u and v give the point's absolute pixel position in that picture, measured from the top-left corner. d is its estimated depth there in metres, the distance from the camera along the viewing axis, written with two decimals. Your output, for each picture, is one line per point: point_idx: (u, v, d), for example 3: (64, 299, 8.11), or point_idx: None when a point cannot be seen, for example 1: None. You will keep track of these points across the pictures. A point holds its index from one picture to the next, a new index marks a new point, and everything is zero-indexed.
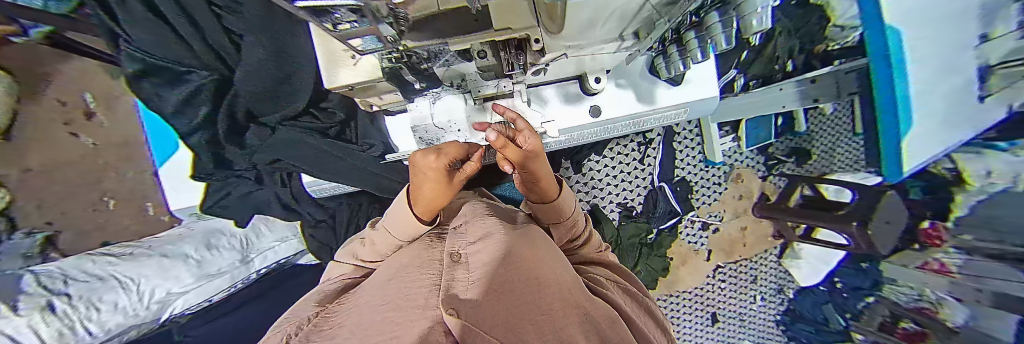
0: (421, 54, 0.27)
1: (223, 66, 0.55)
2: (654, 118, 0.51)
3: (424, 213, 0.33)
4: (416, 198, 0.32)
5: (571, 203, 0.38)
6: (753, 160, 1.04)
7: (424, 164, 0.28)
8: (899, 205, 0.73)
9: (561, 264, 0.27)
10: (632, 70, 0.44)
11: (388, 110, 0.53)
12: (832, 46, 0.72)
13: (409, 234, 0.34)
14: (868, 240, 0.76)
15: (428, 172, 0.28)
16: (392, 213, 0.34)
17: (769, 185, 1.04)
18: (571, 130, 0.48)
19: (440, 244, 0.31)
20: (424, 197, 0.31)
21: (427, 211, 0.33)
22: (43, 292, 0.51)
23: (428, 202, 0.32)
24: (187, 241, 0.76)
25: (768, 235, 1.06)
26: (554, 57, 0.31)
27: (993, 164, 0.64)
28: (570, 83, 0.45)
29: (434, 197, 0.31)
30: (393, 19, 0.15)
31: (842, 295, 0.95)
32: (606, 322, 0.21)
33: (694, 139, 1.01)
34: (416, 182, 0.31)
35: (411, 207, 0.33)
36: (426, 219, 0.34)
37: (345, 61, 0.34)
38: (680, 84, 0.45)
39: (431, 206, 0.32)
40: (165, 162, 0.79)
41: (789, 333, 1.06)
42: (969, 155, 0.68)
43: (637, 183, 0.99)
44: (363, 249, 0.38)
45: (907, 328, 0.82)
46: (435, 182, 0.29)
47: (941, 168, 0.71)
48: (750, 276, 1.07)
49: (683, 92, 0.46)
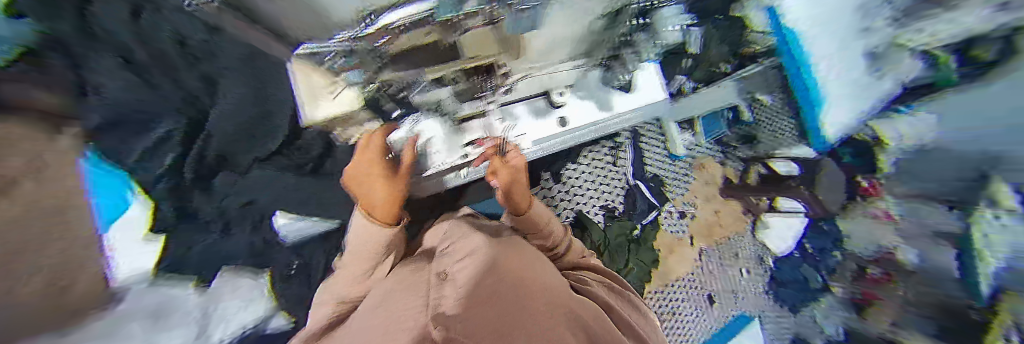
0: (397, 83, 0.30)
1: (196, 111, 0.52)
2: (613, 123, 0.55)
3: (385, 217, 0.32)
4: (372, 202, 0.32)
5: (547, 214, 0.38)
6: (711, 151, 1.08)
7: (366, 160, 0.34)
8: (838, 175, 0.85)
9: (547, 270, 0.28)
10: (589, 82, 0.47)
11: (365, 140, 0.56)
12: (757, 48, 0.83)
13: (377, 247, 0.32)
14: (822, 205, 0.88)
15: (373, 164, 0.33)
16: (354, 235, 0.33)
17: (730, 170, 1.07)
18: (543, 141, 0.48)
19: (428, 267, 0.31)
20: (376, 197, 0.32)
21: (386, 213, 0.32)
22: None
23: (384, 203, 0.32)
24: None
25: (741, 214, 1.08)
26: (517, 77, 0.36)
27: (901, 127, 0.73)
28: (537, 99, 0.46)
29: (388, 197, 0.32)
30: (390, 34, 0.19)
31: None
32: (593, 319, 0.21)
33: (658, 138, 1.06)
34: (364, 183, 0.33)
35: (369, 213, 0.32)
36: (389, 222, 0.32)
37: (324, 96, 0.38)
38: (631, 90, 0.50)
39: (385, 206, 0.32)
40: None
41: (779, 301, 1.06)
42: (883, 121, 0.76)
43: (614, 184, 1.02)
44: (343, 284, 0.35)
45: None
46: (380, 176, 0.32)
47: (863, 135, 0.80)
48: (732, 254, 1.09)
49: (635, 97, 0.51)
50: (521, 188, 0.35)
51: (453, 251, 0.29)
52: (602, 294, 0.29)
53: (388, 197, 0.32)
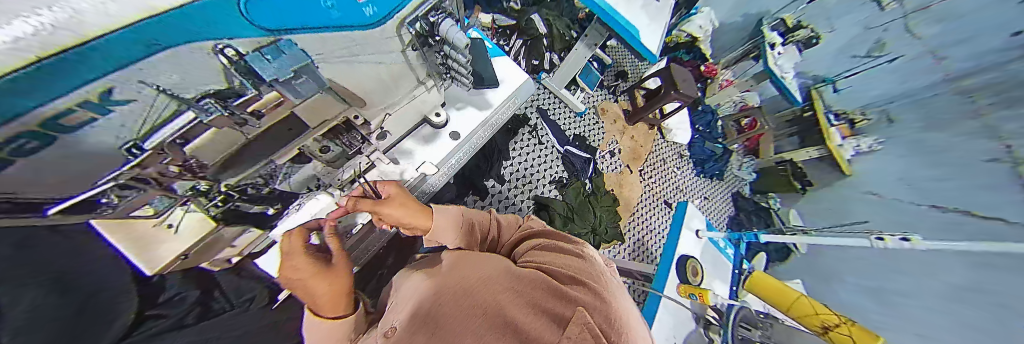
0: (258, 182, 0.35)
1: None
2: (501, 116, 0.64)
3: (331, 310, 0.27)
4: (314, 301, 0.27)
5: (466, 212, 0.37)
6: (604, 96, 1.23)
7: (290, 266, 0.27)
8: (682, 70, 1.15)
9: (494, 260, 0.28)
10: (456, 95, 0.58)
11: (249, 253, 0.49)
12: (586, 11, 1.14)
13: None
14: None
15: (298, 266, 0.27)
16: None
17: (624, 103, 1.26)
18: (447, 159, 0.55)
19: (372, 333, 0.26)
20: (317, 295, 0.26)
21: (334, 307, 0.27)
22: None
23: (328, 296, 0.26)
24: None
25: (647, 130, 1.23)
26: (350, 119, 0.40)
27: None
28: (419, 128, 0.55)
29: (332, 288, 0.27)
30: (238, 127, 0.25)
31: (707, 133, 1.24)
32: (540, 287, 0.22)
33: (560, 106, 1.14)
34: (299, 289, 0.27)
35: (315, 315, 0.27)
36: (342, 315, 0.27)
37: (161, 235, 0.34)
38: (496, 84, 0.59)
39: (332, 297, 0.27)
40: None
41: (709, 174, 1.25)
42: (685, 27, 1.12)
43: (548, 157, 1.04)
44: None
45: (748, 122, 1.17)
46: (311, 269, 0.26)
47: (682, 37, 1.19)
48: (662, 163, 1.20)
49: (502, 88, 0.61)
50: (413, 208, 0.33)
51: (401, 299, 0.28)
52: (552, 250, 0.31)
53: (332, 287, 0.27)
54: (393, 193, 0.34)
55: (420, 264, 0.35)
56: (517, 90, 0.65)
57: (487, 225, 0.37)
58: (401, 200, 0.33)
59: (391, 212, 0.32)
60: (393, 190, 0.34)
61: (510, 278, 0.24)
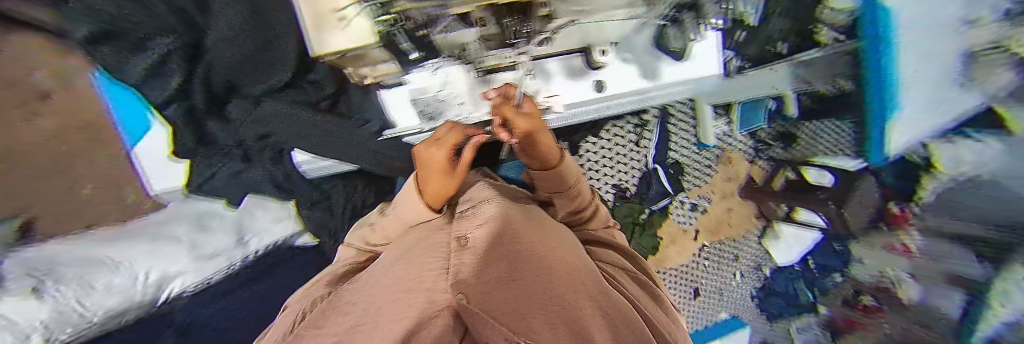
0: (416, 20, 0.27)
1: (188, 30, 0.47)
2: (660, 95, 0.61)
3: (434, 202, 0.32)
4: (426, 189, 0.32)
5: (573, 173, 0.42)
6: (742, 143, 1.08)
7: (426, 156, 0.31)
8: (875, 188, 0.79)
9: (572, 253, 0.31)
10: (636, 45, 0.50)
11: (382, 80, 0.50)
12: (820, 28, 0.72)
13: (417, 219, 0.33)
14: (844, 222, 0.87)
15: (432, 160, 0.30)
16: (403, 203, 0.34)
17: (758, 169, 1.09)
18: (580, 102, 0.53)
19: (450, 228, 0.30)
20: (432, 188, 0.32)
21: (435, 199, 0.32)
22: (30, 276, 0.53)
23: (437, 192, 0.32)
24: (178, 223, 0.79)
25: (751, 217, 1.15)
26: (561, 25, 0.30)
27: (962, 153, 0.63)
28: (574, 57, 0.50)
29: (442, 189, 0.32)
30: None
31: (813, 273, 1.02)
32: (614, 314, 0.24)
33: (688, 121, 1.04)
34: (422, 175, 0.32)
35: (421, 197, 0.32)
36: (438, 207, 0.33)
37: (332, 22, 0.30)
38: (682, 60, 0.54)
39: (439, 195, 0.32)
40: (141, 139, 0.74)
41: (762, 305, 1.17)
42: (945, 144, 0.66)
43: (632, 166, 1.06)
44: (372, 235, 0.37)
45: (868, 304, 0.84)
46: (439, 168, 0.30)
47: (915, 156, 0.71)
48: (731, 256, 1.17)
49: (683, 68, 0.56)
50: (544, 140, 0.36)
51: (475, 215, 0.30)
52: (618, 278, 0.35)
53: (448, 188, 0.32)
54: (534, 111, 0.35)
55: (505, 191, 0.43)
56: (698, 78, 0.59)
57: (583, 205, 0.44)
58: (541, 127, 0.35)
59: (531, 139, 0.34)
60: (533, 110, 0.36)
61: (588, 287, 0.26)
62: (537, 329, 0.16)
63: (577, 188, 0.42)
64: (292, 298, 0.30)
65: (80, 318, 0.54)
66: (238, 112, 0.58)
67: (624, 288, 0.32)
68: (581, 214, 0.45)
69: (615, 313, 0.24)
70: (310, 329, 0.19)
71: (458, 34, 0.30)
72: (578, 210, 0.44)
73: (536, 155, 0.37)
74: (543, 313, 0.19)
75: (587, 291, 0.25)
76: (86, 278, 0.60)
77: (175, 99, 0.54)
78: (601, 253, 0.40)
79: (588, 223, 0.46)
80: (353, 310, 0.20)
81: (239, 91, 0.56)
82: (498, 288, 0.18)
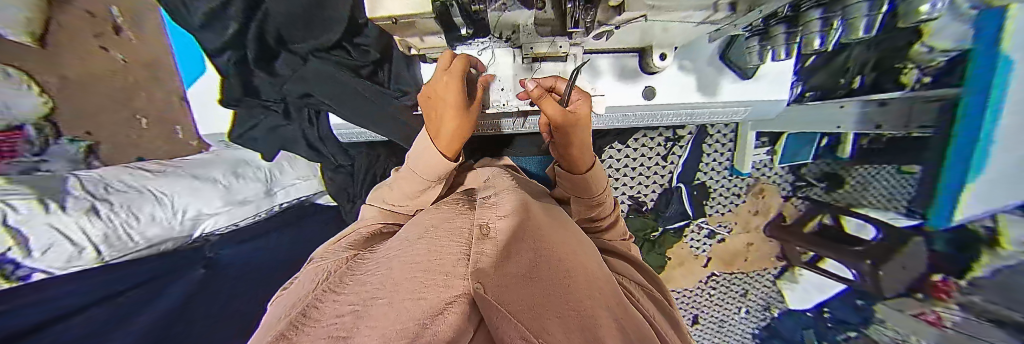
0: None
1: None
2: (709, 112, 0.59)
3: (448, 151, 0.32)
4: (438, 132, 0.31)
5: (601, 181, 0.40)
6: (781, 177, 1.00)
7: (439, 88, 0.31)
8: (922, 252, 0.69)
9: (594, 260, 0.29)
10: (699, 55, 0.50)
11: (426, 55, 0.50)
12: (909, 69, 0.63)
13: (436, 174, 0.33)
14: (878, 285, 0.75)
15: (446, 94, 0.30)
16: (417, 161, 0.33)
17: (790, 206, 1.02)
18: (626, 105, 0.53)
19: (470, 213, 0.30)
20: (445, 129, 0.31)
21: (449, 146, 0.32)
22: (87, 195, 0.59)
23: (450, 137, 0.31)
24: (215, 167, 0.83)
25: (773, 255, 1.08)
26: (627, 20, 0.28)
27: None
28: (628, 57, 0.50)
29: (457, 132, 0.31)
30: None
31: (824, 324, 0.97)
32: (635, 333, 0.22)
33: (726, 144, 0.97)
34: (438, 112, 0.31)
35: (433, 142, 0.32)
36: (451, 157, 0.32)
37: None
38: (748, 78, 0.52)
39: (452, 140, 0.31)
40: (194, 82, 0.79)
41: None
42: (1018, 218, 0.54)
43: (655, 180, 1.01)
44: (392, 199, 0.38)
45: None
46: (454, 105, 0.30)
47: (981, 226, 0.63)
48: (740, 290, 1.13)
49: (746, 86, 0.53)
50: (580, 141, 0.34)
51: (498, 204, 0.28)
52: (635, 293, 0.33)
53: (460, 132, 0.31)
54: (581, 112, 0.32)
55: (525, 184, 0.42)
56: (759, 98, 0.55)
57: (604, 214, 0.42)
58: (583, 129, 0.33)
59: (570, 133, 0.32)
60: (581, 111, 0.32)
61: (608, 297, 0.24)
62: (553, 331, 0.15)
63: (602, 196, 0.41)
64: (310, 256, 0.30)
65: (121, 243, 0.60)
66: (284, 67, 0.61)
67: (642, 308, 0.30)
68: (601, 221, 0.43)
69: (634, 332, 0.22)
70: (328, 294, 0.18)
71: (514, 14, 0.28)
72: (596, 218, 0.42)
73: (568, 155, 0.35)
74: (559, 317, 0.18)
75: (606, 303, 0.24)
76: (133, 205, 0.64)
77: (229, 47, 0.56)
78: (620, 266, 0.38)
79: (608, 232, 0.44)
80: (371, 281, 0.20)
81: (289, 47, 0.59)
82: (518, 284, 0.17)
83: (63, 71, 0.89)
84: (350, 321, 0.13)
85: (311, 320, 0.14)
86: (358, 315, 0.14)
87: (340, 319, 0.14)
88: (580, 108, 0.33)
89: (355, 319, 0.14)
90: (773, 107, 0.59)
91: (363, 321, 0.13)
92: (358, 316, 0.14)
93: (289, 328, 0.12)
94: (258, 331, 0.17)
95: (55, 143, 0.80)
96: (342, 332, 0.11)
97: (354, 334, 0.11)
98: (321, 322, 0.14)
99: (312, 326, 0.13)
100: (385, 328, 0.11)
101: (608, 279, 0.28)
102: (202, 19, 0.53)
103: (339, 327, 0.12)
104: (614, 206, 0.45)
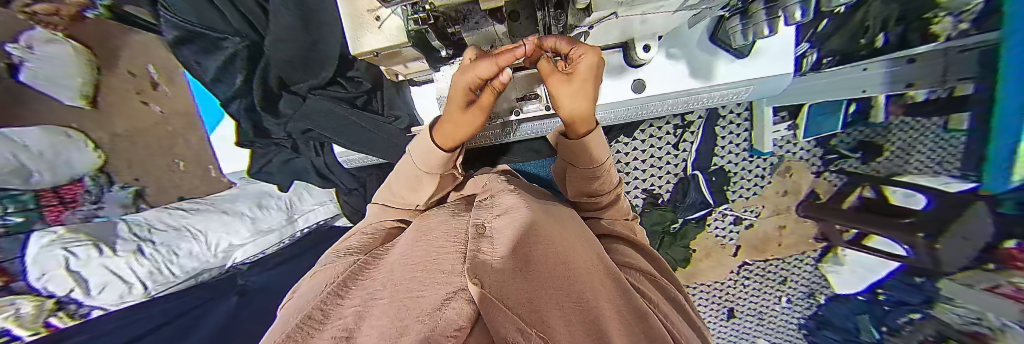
0: (449, 17, 0.28)
1: (253, 31, 0.58)
2: (707, 95, 0.56)
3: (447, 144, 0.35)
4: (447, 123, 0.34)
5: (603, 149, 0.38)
6: (807, 152, 0.93)
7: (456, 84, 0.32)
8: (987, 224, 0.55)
9: (591, 251, 0.29)
10: (685, 42, 0.49)
11: (414, 79, 0.52)
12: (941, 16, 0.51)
13: (437, 166, 0.36)
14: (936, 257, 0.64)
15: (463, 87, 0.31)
16: (416, 144, 0.37)
17: (823, 182, 0.94)
18: (615, 102, 0.53)
19: (465, 214, 0.31)
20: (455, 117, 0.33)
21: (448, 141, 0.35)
22: (136, 239, 0.73)
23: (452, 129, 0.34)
24: (241, 200, 0.92)
25: (809, 237, 0.99)
26: (600, 19, 0.30)
27: None
28: (613, 53, 0.50)
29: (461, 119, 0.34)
30: None
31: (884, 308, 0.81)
32: (644, 324, 0.22)
33: (741, 124, 0.92)
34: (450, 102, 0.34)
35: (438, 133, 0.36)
36: (450, 148, 0.36)
37: (370, 23, 0.32)
38: (745, 56, 0.49)
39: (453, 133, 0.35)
40: (214, 129, 0.87)
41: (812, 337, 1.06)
42: None
43: (668, 170, 0.98)
44: (400, 193, 0.40)
45: None
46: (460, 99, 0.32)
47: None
48: (779, 278, 1.06)
49: (746, 66, 0.50)
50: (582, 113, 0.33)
51: (495, 206, 0.29)
52: (646, 287, 0.32)
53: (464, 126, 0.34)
54: (581, 69, 0.30)
55: (529, 188, 0.44)
56: (764, 78, 0.52)
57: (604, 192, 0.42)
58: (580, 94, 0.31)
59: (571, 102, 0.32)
60: (583, 68, 0.30)
61: (609, 289, 0.24)
62: (554, 323, 0.15)
63: (603, 170, 0.39)
64: (324, 256, 0.32)
65: (164, 277, 0.72)
66: (287, 107, 0.64)
67: (649, 297, 0.30)
68: (601, 198, 0.43)
69: (638, 318, 0.22)
70: (333, 296, 0.19)
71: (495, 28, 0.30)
72: (595, 193, 0.42)
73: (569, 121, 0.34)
74: (559, 309, 0.17)
75: (608, 292, 0.24)
76: (173, 244, 0.76)
77: (239, 96, 0.62)
78: (621, 253, 0.38)
79: (605, 210, 0.45)
80: (372, 284, 0.20)
81: (290, 87, 0.63)
82: (515, 278, 0.17)
83: (112, 127, 0.97)
84: (353, 321, 0.14)
85: (315, 322, 0.14)
86: (360, 316, 0.15)
87: (343, 320, 0.15)
88: (578, 66, 0.30)
89: (357, 319, 0.15)
90: (779, 83, 0.55)
91: (365, 321, 0.14)
92: (360, 317, 0.15)
93: (298, 330, 0.13)
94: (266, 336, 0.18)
95: (107, 191, 0.88)
96: (345, 333, 0.12)
97: (356, 334, 0.12)
98: (326, 324, 0.14)
99: (321, 328, 0.13)
100: (384, 326, 0.12)
101: (607, 269, 0.28)
102: (214, 74, 0.60)
103: (343, 328, 0.13)
104: (617, 184, 0.44)
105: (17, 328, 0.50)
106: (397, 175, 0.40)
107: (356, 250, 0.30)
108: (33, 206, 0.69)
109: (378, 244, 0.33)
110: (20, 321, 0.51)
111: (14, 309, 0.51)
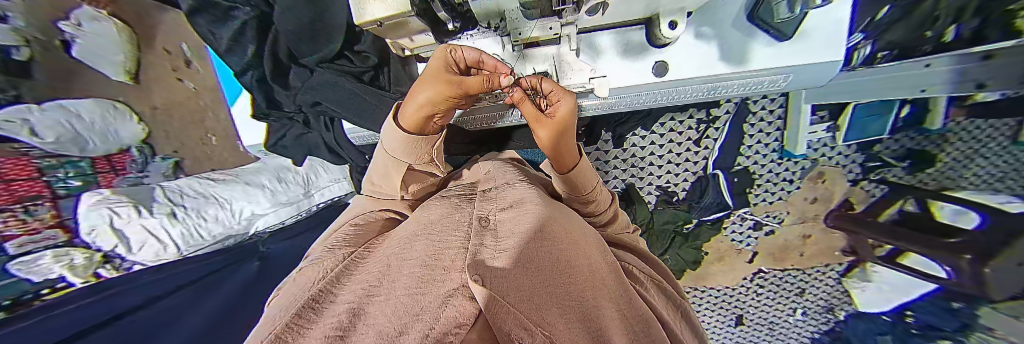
0: None
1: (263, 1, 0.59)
2: (735, 84, 0.52)
3: (410, 123, 0.34)
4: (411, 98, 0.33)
5: (593, 180, 0.39)
6: (845, 158, 0.83)
7: (434, 67, 0.33)
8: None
9: (597, 252, 0.27)
10: (716, 19, 0.45)
11: (420, 54, 0.51)
12: None
13: (403, 151, 0.36)
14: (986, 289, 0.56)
15: (445, 75, 0.31)
16: (386, 135, 0.36)
17: (859, 193, 0.85)
18: (630, 87, 0.50)
19: (466, 207, 0.30)
20: (422, 97, 0.32)
21: (410, 117, 0.34)
22: (169, 203, 0.79)
23: (416, 105, 0.32)
24: (262, 173, 0.96)
25: (836, 249, 0.92)
26: None
27: None
28: (631, 32, 0.47)
29: (425, 99, 0.32)
30: None
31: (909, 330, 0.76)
32: (650, 329, 0.20)
33: (773, 122, 0.84)
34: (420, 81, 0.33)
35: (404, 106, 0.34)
36: (409, 131, 0.35)
37: None
38: (785, 40, 0.44)
39: (416, 116, 0.33)
40: (235, 101, 0.91)
41: None
42: None
43: (686, 167, 0.93)
44: (382, 189, 0.41)
45: None
46: (435, 71, 0.32)
47: None
48: (796, 289, 1.00)
49: (779, 52, 0.45)
50: (563, 143, 0.33)
51: (498, 198, 0.29)
52: (650, 293, 0.31)
53: (429, 108, 0.32)
54: (562, 110, 0.32)
55: (532, 177, 0.43)
56: (801, 69, 0.47)
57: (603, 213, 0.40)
58: (566, 127, 0.32)
59: (557, 129, 0.32)
60: (563, 110, 0.32)
61: (615, 289, 0.23)
62: (556, 323, 0.14)
63: (596, 197, 0.39)
64: (315, 249, 0.33)
65: (194, 240, 0.78)
66: (297, 80, 0.65)
67: (648, 297, 0.29)
68: (599, 220, 0.41)
69: (638, 317, 0.21)
70: (325, 292, 0.19)
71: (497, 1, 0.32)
72: (590, 217, 0.40)
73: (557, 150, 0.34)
74: (561, 308, 0.16)
75: (612, 291, 0.22)
76: (202, 209, 0.82)
77: (251, 67, 0.63)
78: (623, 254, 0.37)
79: (609, 225, 0.42)
80: (366, 280, 0.21)
81: (299, 60, 0.64)
82: (519, 276, 0.16)
83: (152, 101, 1.04)
84: (347, 319, 0.14)
85: (305, 321, 0.15)
86: (354, 313, 0.15)
87: (336, 317, 0.15)
88: (562, 106, 0.32)
89: (352, 317, 0.14)
90: (824, 72, 0.49)
91: (360, 319, 0.14)
92: (355, 314, 0.15)
93: (288, 329, 0.13)
94: (259, 329, 0.18)
95: (151, 162, 0.95)
96: (339, 331, 0.12)
97: (351, 333, 0.12)
98: (319, 322, 0.14)
99: (312, 326, 0.14)
100: (382, 326, 0.12)
101: (612, 268, 0.26)
102: (227, 45, 0.61)
103: (336, 325, 0.13)
104: (611, 200, 0.43)
105: (72, 276, 0.59)
106: (376, 166, 0.41)
107: (346, 244, 0.30)
108: (88, 171, 0.77)
109: (371, 235, 0.34)
110: (74, 269, 0.60)
111: (68, 259, 0.60)
